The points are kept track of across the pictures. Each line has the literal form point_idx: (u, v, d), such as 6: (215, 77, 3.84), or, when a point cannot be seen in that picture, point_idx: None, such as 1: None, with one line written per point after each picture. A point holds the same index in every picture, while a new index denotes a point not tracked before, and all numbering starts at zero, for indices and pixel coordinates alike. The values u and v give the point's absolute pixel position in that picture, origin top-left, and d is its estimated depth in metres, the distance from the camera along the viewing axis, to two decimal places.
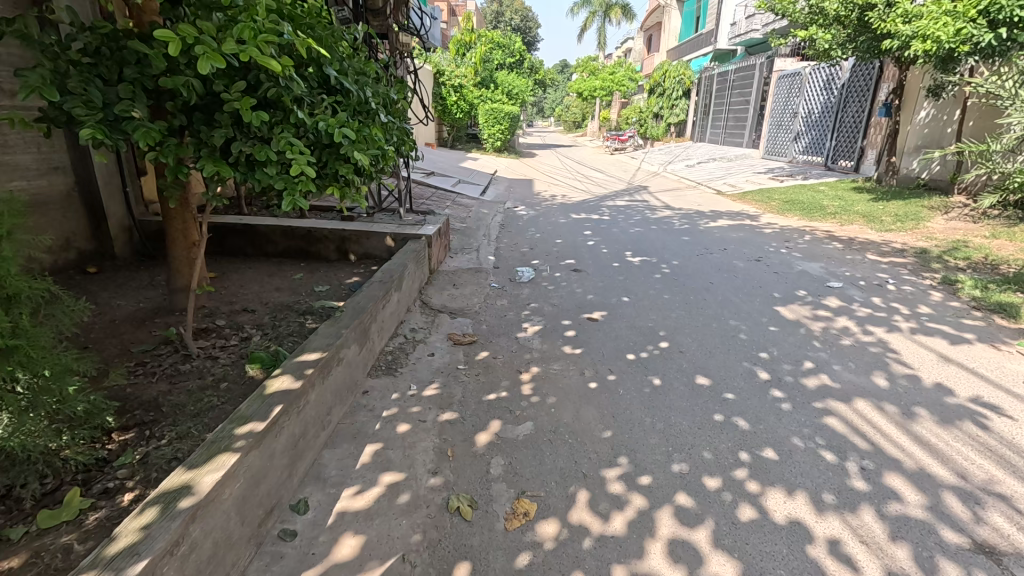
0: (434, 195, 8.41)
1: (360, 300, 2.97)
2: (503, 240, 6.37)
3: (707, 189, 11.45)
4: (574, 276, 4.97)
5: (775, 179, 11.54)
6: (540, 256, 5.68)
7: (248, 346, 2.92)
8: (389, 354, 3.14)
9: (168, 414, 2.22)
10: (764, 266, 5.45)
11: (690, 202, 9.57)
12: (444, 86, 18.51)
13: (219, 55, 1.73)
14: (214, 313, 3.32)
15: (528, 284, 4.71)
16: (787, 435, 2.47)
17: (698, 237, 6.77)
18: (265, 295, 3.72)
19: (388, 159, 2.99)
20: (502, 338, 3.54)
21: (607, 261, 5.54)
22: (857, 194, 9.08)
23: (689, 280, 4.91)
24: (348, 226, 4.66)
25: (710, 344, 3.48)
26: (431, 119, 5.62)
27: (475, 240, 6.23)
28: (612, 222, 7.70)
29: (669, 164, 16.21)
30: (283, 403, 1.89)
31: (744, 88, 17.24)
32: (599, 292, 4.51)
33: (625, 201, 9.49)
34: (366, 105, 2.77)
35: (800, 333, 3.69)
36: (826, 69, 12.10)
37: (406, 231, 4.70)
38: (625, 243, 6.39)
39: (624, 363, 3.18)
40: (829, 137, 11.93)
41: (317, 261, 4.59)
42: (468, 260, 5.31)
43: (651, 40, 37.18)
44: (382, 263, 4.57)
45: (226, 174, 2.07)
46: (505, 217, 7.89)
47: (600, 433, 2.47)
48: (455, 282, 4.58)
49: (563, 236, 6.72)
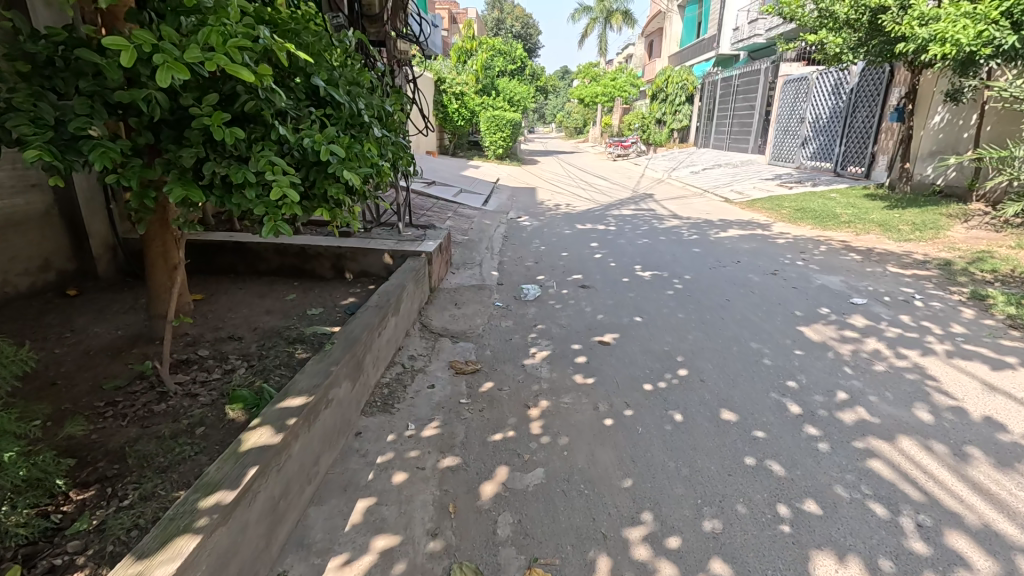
0: (435, 206, 8.19)
1: (354, 329, 2.73)
2: (506, 254, 6.12)
3: (714, 197, 11.21)
4: (582, 293, 4.72)
5: (783, 186, 11.29)
6: (546, 270, 5.43)
7: (231, 381, 2.67)
8: (385, 388, 2.89)
9: (134, 468, 1.98)
10: (780, 280, 5.20)
11: (698, 211, 9.32)
12: (446, 94, 18.43)
13: (183, 65, 1.46)
14: (197, 341, 3.07)
15: (534, 302, 4.46)
16: (829, 483, 2.21)
17: (709, 248, 6.52)
18: (253, 320, 3.47)
19: (384, 175, 2.76)
20: (507, 365, 3.28)
21: (616, 276, 5.29)
22: (870, 201, 8.83)
23: (703, 296, 4.66)
24: (344, 242, 4.42)
25: (732, 371, 3.22)
26: (431, 129, 5.40)
27: (478, 253, 5.99)
28: (619, 232, 7.47)
29: (674, 170, 15.99)
30: (258, 464, 1.64)
31: (749, 93, 17.04)
32: (610, 311, 4.26)
33: (632, 210, 9.26)
34: (359, 118, 2.54)
35: (828, 358, 3.42)
36: (834, 74, 11.87)
37: (405, 247, 4.45)
38: (634, 255, 6.14)
39: (641, 395, 2.92)
40: (838, 143, 11.70)
41: (311, 280, 4.35)
42: (470, 276, 5.07)
43: (653, 46, 37.08)
44: (379, 281, 4.32)
45: (197, 199, 1.82)
46: (508, 228, 7.66)
47: (619, 482, 2.21)
48: (457, 301, 4.34)
49: (569, 248, 6.48)
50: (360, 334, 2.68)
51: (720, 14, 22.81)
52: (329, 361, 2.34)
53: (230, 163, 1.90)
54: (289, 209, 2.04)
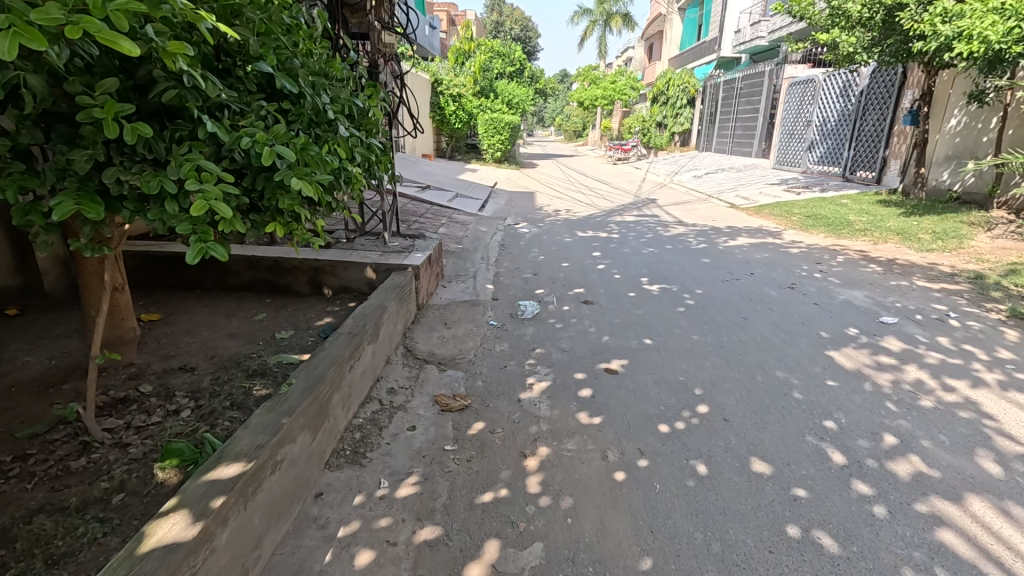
0: (428, 212, 7.79)
1: (319, 364, 2.30)
2: (502, 264, 5.71)
3: (719, 202, 10.82)
4: (585, 310, 4.31)
5: (790, 191, 10.92)
6: (544, 284, 5.02)
7: (170, 426, 2.25)
8: (357, 432, 2.46)
9: (21, 558, 1.55)
10: (800, 295, 4.79)
11: (703, 217, 8.92)
12: (443, 95, 18.12)
13: (40, 34, 1.05)
14: (141, 375, 2.64)
15: (532, 321, 4.05)
16: (895, 565, 1.79)
17: (719, 259, 6.11)
18: (212, 347, 3.04)
19: (356, 182, 2.36)
20: (501, 399, 2.86)
21: (621, 289, 4.88)
22: (884, 208, 8.44)
23: (718, 314, 4.25)
24: (322, 254, 3.99)
25: (759, 408, 2.80)
26: (420, 131, 4.96)
27: (472, 264, 5.57)
28: (622, 240, 7.06)
29: (676, 175, 15.63)
30: (161, 573, 1.22)
31: (752, 96, 16.69)
32: (616, 331, 3.85)
33: (635, 217, 8.86)
34: (324, 114, 2.14)
35: (866, 390, 3.01)
36: (842, 75, 11.52)
37: (390, 259, 4.03)
38: (639, 266, 5.73)
39: (656, 439, 2.51)
40: (846, 147, 11.33)
41: (286, 296, 3.93)
42: (463, 290, 4.65)
43: (653, 49, 36.85)
44: (361, 298, 3.91)
45: (96, 215, 1.40)
46: (505, 235, 7.25)
47: (636, 563, 1.79)
48: (447, 321, 3.92)
49: (569, 257, 6.06)
50: (326, 372, 2.26)
51: (722, 16, 22.51)
52: (281, 410, 1.92)
53: (142, 169, 1.48)
54: (224, 225, 1.63)
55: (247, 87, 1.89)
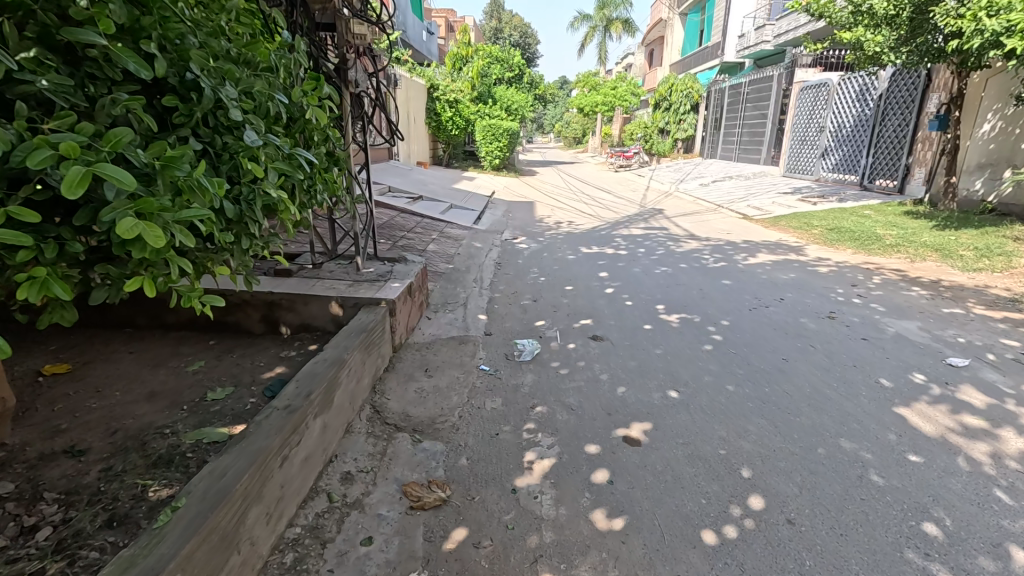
0: (418, 226, 7.12)
1: (231, 466, 1.62)
2: (497, 288, 5.04)
3: (730, 213, 10.18)
4: (594, 348, 3.63)
5: (806, 202, 10.28)
6: (545, 314, 4.34)
7: (11, 560, 1.56)
8: (290, 554, 1.78)
9: None
10: (842, 327, 4.12)
11: (716, 230, 8.29)
12: (439, 102, 17.54)
13: None
14: (5, 467, 1.97)
15: (530, 365, 3.36)
16: None
17: (741, 280, 5.45)
18: (118, 415, 2.37)
19: (283, 210, 1.75)
20: (491, 488, 2.18)
21: (636, 320, 4.21)
22: (912, 220, 7.80)
23: (751, 354, 3.58)
24: (278, 286, 3.31)
25: (830, 501, 2.12)
26: (398, 138, 4.28)
27: (463, 288, 4.90)
28: (631, 257, 6.39)
29: (682, 183, 15.01)
30: None
31: (760, 101, 16.09)
32: (632, 379, 3.17)
33: (642, 230, 8.20)
34: (231, 116, 1.51)
35: (963, 469, 2.33)
36: (859, 78, 10.92)
37: (362, 290, 3.37)
38: (653, 290, 5.07)
39: (700, 557, 1.83)
40: (864, 154, 10.72)
41: (235, 338, 3.26)
42: (451, 324, 3.98)
43: (653, 55, 36.47)
44: (325, 340, 3.24)
45: None
46: (502, 252, 6.58)
47: None
48: (428, 366, 3.25)
49: (573, 279, 5.39)
50: (238, 480, 1.58)
51: (724, 20, 22.05)
52: (143, 569, 1.24)
53: None
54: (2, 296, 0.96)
55: (108, 78, 1.33)
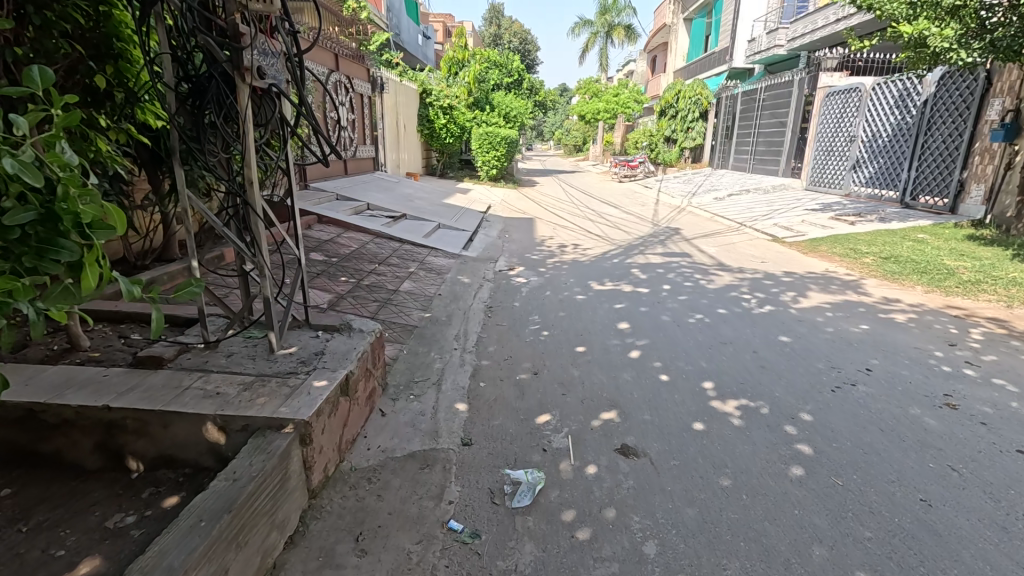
0: (393, 256, 5.88)
1: None
2: (486, 351, 3.79)
3: (756, 233, 8.99)
4: (627, 476, 2.38)
5: (841, 220, 9.09)
6: (551, 400, 3.09)
7: None
8: None
9: None
10: (977, 423, 2.87)
11: (747, 257, 7.08)
12: (432, 107, 16.37)
13: None
14: None
15: (528, 517, 2.12)
16: None
17: (802, 335, 4.23)
18: None
19: None
20: None
21: (680, 413, 2.97)
22: (980, 247, 6.63)
23: (869, 487, 2.33)
24: (126, 394, 2.06)
25: None
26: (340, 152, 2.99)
27: (440, 352, 3.66)
28: (655, 298, 5.16)
29: (694, 196, 13.82)
30: None
31: (777, 108, 14.97)
32: (696, 556, 1.92)
33: (661, 257, 6.98)
34: None
35: None
36: (898, 83, 9.80)
37: (260, 397, 2.12)
38: (694, 353, 3.83)
39: None
40: (905, 167, 9.57)
41: (52, 480, 2.02)
42: (413, 426, 2.73)
43: (655, 62, 35.60)
44: (194, 485, 2.00)
45: None
46: (495, 290, 5.34)
47: None
48: (361, 532, 1.99)
49: (586, 334, 4.15)
50: None
51: (733, 26, 21.11)
52: None
53: None
54: None
55: None
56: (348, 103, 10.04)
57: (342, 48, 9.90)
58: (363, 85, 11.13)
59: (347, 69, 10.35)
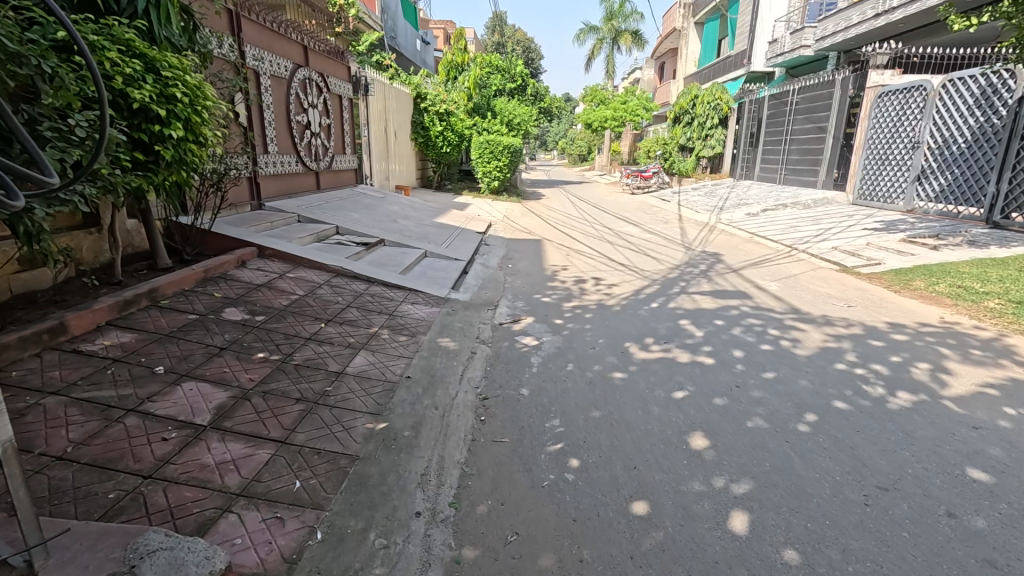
0: (351, 307, 4.23)
1: None
2: (473, 518, 2.11)
3: (816, 261, 7.31)
4: None
5: (919, 243, 7.42)
6: None
7: None
8: None
9: None
10: None
11: (826, 299, 5.38)
12: (428, 113, 14.54)
13: None
14: None
15: None
16: None
17: (1002, 463, 2.53)
18: None
19: None
20: None
21: None
22: None
23: None
24: None
25: None
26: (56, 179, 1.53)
27: (387, 530, 2.00)
28: (729, 377, 3.48)
29: (723, 211, 12.17)
30: None
31: (813, 112, 13.36)
32: None
33: (714, 299, 5.29)
34: None
35: None
36: (979, 79, 8.20)
37: None
38: (844, 518, 2.14)
39: None
40: (991, 178, 7.93)
41: None
42: None
43: (665, 67, 33.98)
44: None
45: None
46: (493, 361, 3.68)
47: None
48: None
49: (643, 467, 2.47)
50: None
51: (752, 26, 19.59)
52: None
53: None
54: None
55: None
56: (322, 106, 8.44)
57: (315, 41, 8.26)
58: (343, 86, 9.55)
59: (322, 66, 8.73)
